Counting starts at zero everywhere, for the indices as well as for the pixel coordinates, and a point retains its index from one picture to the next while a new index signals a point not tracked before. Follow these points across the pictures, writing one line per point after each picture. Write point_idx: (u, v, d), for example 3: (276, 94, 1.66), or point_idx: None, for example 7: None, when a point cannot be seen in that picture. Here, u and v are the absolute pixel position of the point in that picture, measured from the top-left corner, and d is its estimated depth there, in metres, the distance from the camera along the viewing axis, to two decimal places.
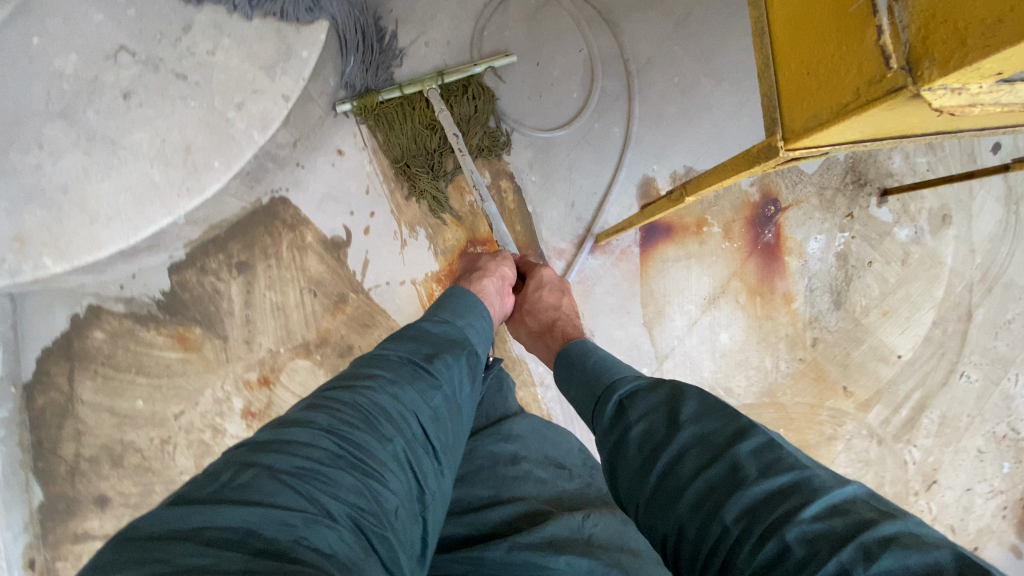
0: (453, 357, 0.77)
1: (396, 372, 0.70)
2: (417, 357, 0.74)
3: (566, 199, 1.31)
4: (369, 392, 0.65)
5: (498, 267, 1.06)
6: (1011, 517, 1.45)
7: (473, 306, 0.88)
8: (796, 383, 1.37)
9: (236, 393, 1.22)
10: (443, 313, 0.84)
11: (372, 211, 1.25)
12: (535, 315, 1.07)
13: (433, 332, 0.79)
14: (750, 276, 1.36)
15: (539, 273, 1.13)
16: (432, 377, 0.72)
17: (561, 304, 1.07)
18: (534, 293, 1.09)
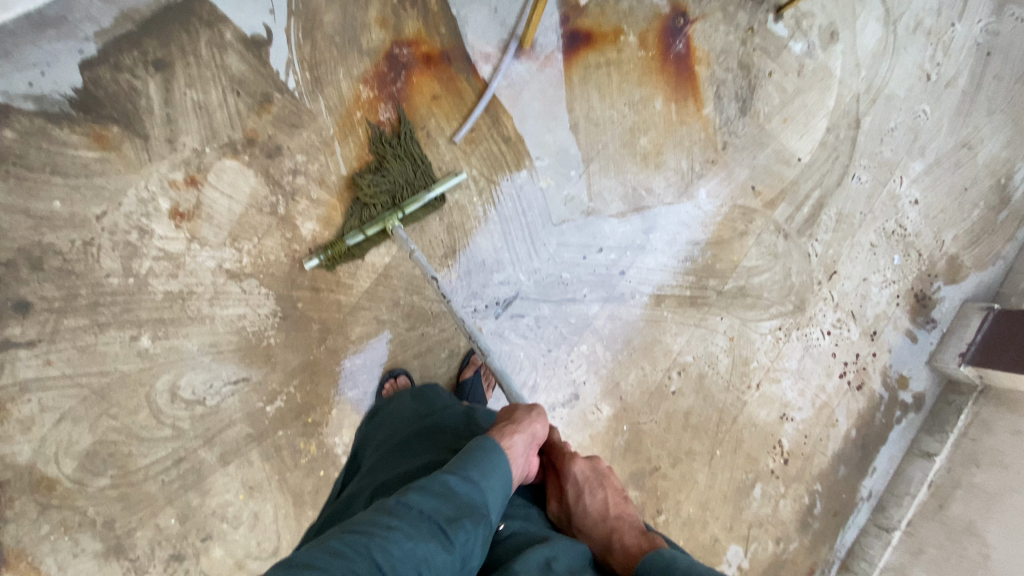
0: (472, 524, 0.73)
1: (415, 529, 0.70)
2: (437, 517, 0.72)
3: (489, 3, 1.35)
4: (383, 543, 0.66)
5: (532, 427, 0.91)
6: (904, 304, 1.62)
7: (499, 459, 0.81)
8: (711, 184, 1.49)
9: (162, 193, 1.20)
10: (470, 468, 0.78)
11: (294, 11, 1.25)
12: (591, 522, 0.90)
13: (457, 494, 0.75)
14: (664, 85, 1.46)
15: (572, 469, 0.97)
16: (446, 543, 0.70)
17: (610, 507, 0.92)
18: (587, 502, 0.92)
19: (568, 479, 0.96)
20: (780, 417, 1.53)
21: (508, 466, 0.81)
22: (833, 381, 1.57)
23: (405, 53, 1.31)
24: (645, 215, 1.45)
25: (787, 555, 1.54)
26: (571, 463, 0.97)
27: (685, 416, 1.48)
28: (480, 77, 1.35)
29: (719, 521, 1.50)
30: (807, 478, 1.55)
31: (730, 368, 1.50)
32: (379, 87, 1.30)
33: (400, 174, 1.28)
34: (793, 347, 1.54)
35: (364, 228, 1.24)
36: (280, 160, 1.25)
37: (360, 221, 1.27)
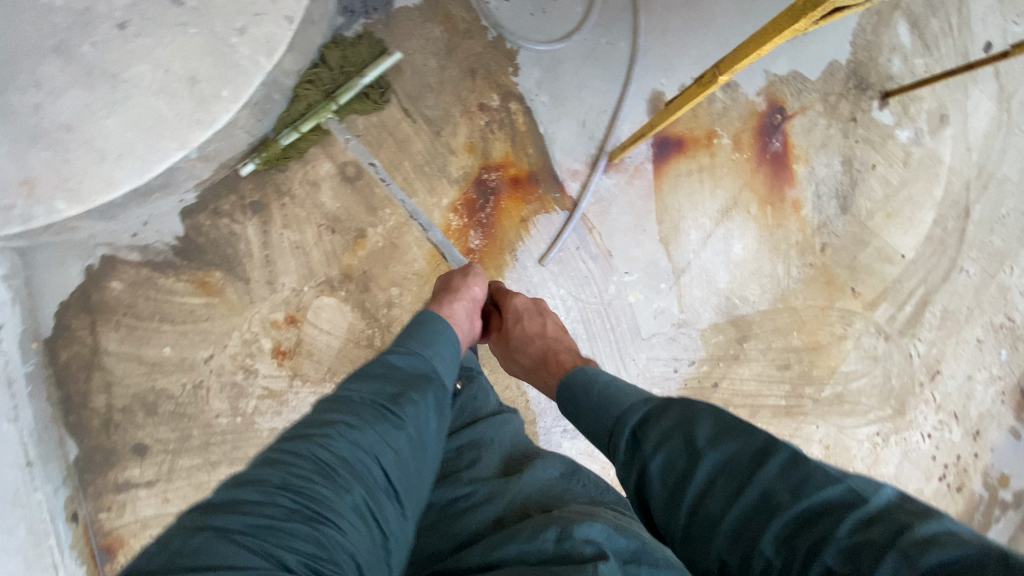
0: (419, 394, 0.80)
1: (365, 416, 0.74)
2: (383, 402, 0.77)
3: (577, 118, 1.31)
4: (327, 442, 0.70)
5: (468, 291, 1.06)
6: (1010, 401, 1.53)
7: (443, 331, 0.90)
8: (807, 288, 1.42)
9: (264, 333, 1.22)
10: (410, 347, 0.86)
11: (384, 142, 1.24)
12: (523, 354, 1.07)
13: (402, 369, 0.82)
14: (760, 186, 1.39)
15: (513, 302, 1.13)
16: (395, 419, 0.76)
17: (545, 330, 1.09)
18: (528, 351, 1.06)
19: (510, 308, 1.13)
20: None
21: (453, 335, 0.91)
22: (933, 483, 1.51)
23: (493, 176, 1.28)
24: (737, 323, 1.40)
25: None
26: (513, 296, 1.15)
27: None
28: (567, 194, 1.31)
29: None
30: None
31: None
32: (468, 213, 1.27)
33: (328, 53, 1.17)
34: (892, 451, 1.48)
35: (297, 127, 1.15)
36: (375, 294, 1.25)
37: (286, 121, 1.17)
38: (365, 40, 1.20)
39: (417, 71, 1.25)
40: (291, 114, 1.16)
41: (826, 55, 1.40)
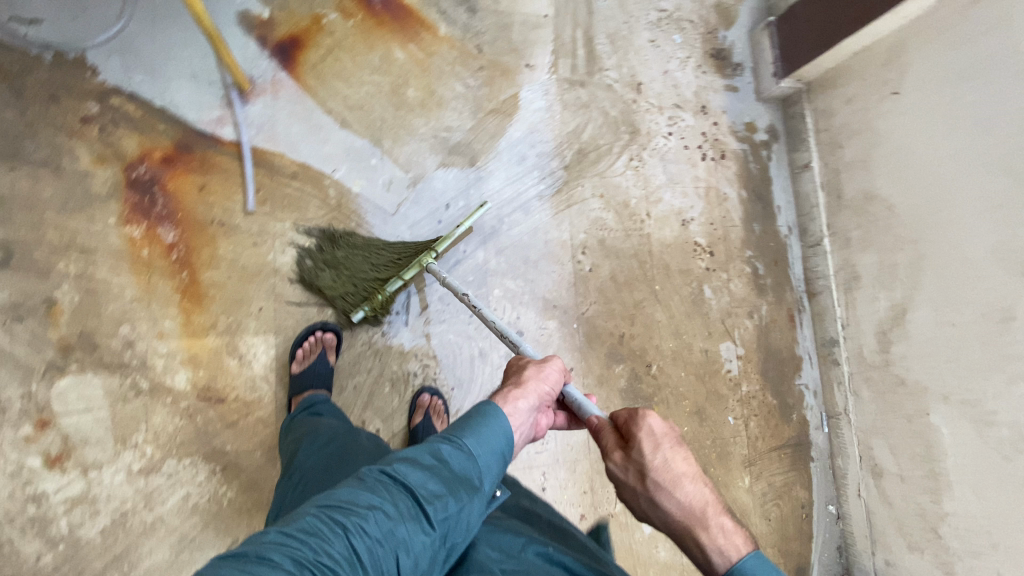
0: (459, 502, 0.70)
1: (399, 505, 0.66)
2: (421, 494, 0.68)
3: (185, 75, 1.28)
4: (357, 525, 0.63)
5: (541, 386, 0.87)
6: (708, 69, 1.73)
7: (502, 433, 0.76)
8: (493, 88, 1.51)
9: (23, 454, 1.10)
10: (470, 438, 0.74)
11: (12, 211, 1.16)
12: (670, 502, 0.80)
13: (453, 466, 0.71)
14: (392, 35, 1.44)
15: (649, 429, 0.84)
16: (427, 522, 0.67)
17: (691, 472, 0.82)
18: (677, 497, 0.80)
19: (637, 433, 0.85)
20: (683, 223, 1.62)
21: (508, 443, 0.77)
22: (700, 166, 1.67)
23: (144, 171, 1.23)
24: (459, 151, 1.46)
25: (764, 320, 1.66)
26: (649, 418, 0.86)
27: (613, 279, 1.54)
28: (226, 141, 1.28)
29: (698, 335, 1.58)
30: (737, 252, 1.66)
31: (618, 218, 1.57)
32: (145, 216, 1.21)
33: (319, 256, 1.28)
34: (652, 164, 1.62)
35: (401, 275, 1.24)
36: (109, 344, 1.17)
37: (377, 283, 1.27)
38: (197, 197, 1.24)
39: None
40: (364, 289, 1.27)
41: None
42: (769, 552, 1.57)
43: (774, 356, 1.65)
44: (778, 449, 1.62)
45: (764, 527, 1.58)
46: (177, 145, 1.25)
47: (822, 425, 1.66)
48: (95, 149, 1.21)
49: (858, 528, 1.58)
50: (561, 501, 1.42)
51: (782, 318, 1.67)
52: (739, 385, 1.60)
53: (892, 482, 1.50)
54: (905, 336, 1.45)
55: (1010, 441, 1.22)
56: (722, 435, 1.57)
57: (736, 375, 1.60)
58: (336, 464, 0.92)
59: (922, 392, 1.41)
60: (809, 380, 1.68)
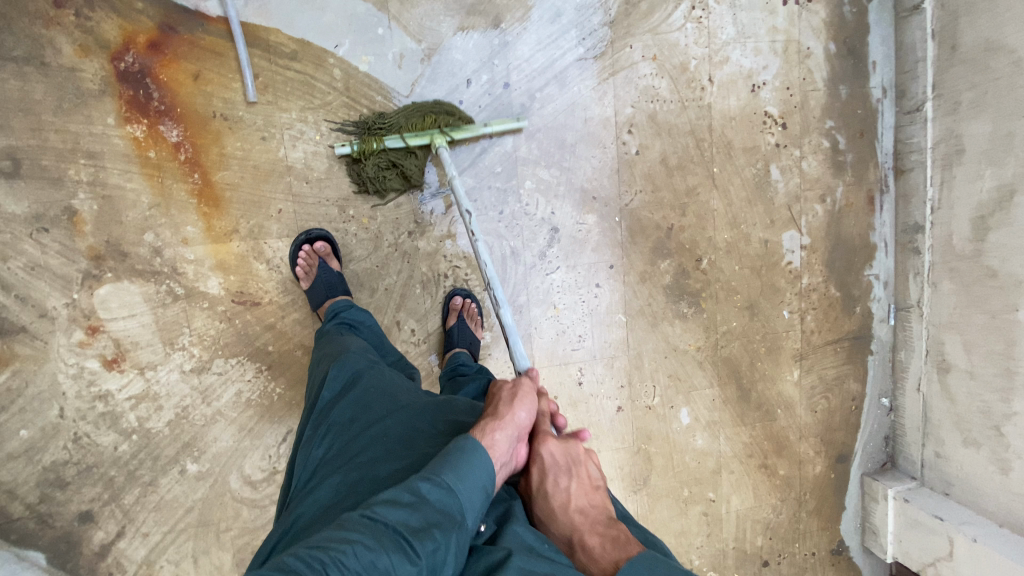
0: (444, 532, 0.63)
1: (379, 542, 0.60)
2: (403, 529, 0.62)
3: None
4: (342, 561, 0.57)
5: (510, 419, 0.76)
6: None
7: (480, 463, 0.69)
8: None
9: (83, 358, 1.16)
10: (454, 472, 0.67)
11: (11, 114, 1.09)
12: (549, 533, 0.74)
13: (434, 500, 0.65)
14: None
15: (539, 455, 0.78)
16: (411, 557, 0.60)
17: (575, 500, 0.75)
18: (558, 531, 0.73)
19: (531, 458, 0.79)
20: (752, 90, 1.36)
21: (489, 473, 0.69)
22: (780, 13, 1.35)
23: (132, 61, 1.10)
24: (480, 10, 1.22)
25: (838, 205, 1.45)
26: (540, 443, 0.78)
27: (663, 162, 1.35)
28: (213, 18, 1.11)
29: (758, 224, 1.41)
30: (814, 123, 1.41)
31: (673, 87, 1.33)
32: (143, 113, 1.12)
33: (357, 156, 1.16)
34: (719, 13, 1.32)
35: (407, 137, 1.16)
36: (136, 251, 1.15)
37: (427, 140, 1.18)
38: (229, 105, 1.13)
39: None
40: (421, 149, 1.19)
41: None
42: (810, 441, 1.55)
43: (844, 244, 1.47)
44: (834, 343, 1.52)
45: (809, 419, 1.54)
46: (160, 25, 1.10)
47: (888, 318, 1.53)
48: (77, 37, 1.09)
49: (912, 420, 1.52)
50: (598, 395, 1.41)
51: (859, 201, 1.46)
52: (800, 277, 1.46)
53: (958, 378, 1.39)
54: (1009, 222, 1.23)
55: None
56: (774, 330, 1.47)
57: (797, 266, 1.45)
58: (364, 430, 0.80)
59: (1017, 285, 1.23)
60: (880, 270, 1.50)
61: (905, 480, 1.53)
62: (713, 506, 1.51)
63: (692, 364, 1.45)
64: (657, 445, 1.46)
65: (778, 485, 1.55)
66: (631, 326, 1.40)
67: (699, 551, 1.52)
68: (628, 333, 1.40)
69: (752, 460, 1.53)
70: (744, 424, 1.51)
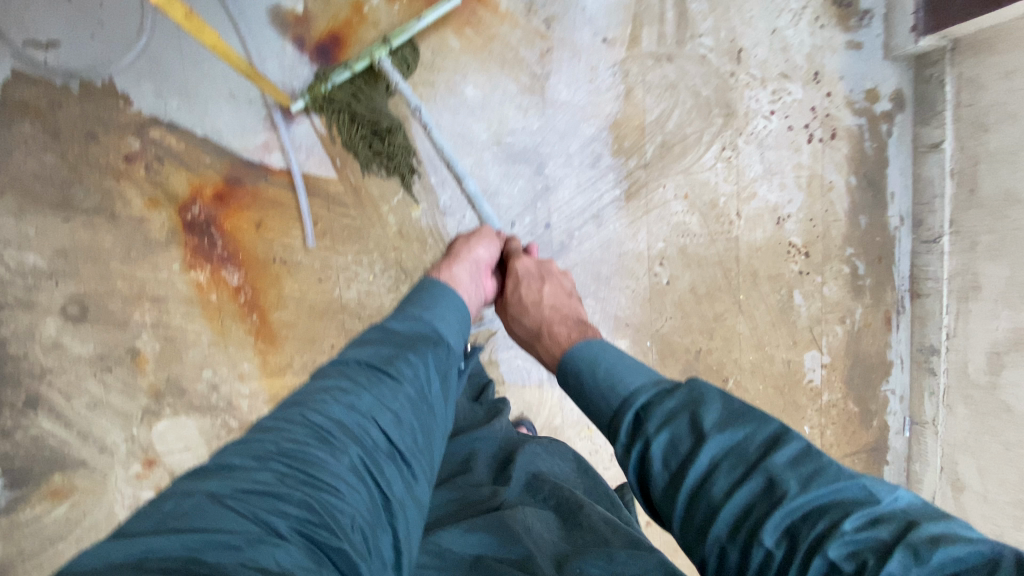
0: (413, 358, 0.83)
1: (357, 380, 0.77)
2: (376, 361, 0.81)
3: (222, 95, 1.14)
4: (322, 409, 0.72)
5: (472, 254, 1.08)
6: (827, 22, 1.40)
7: (441, 296, 0.96)
8: (563, 76, 1.28)
9: (138, 489, 1.20)
10: (407, 312, 0.92)
11: (79, 261, 1.13)
12: (521, 323, 1.04)
13: (400, 330, 0.88)
14: (445, 19, 1.22)
15: (515, 270, 1.11)
16: (389, 380, 0.79)
17: (543, 298, 1.04)
18: (525, 322, 1.03)
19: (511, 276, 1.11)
20: (777, 222, 1.43)
21: (458, 298, 0.98)
22: (805, 150, 1.42)
23: (197, 211, 1.15)
24: (524, 158, 1.30)
25: (857, 325, 1.51)
26: (517, 262, 1.11)
27: (693, 291, 1.41)
28: (276, 170, 1.17)
29: (781, 346, 1.47)
30: (835, 249, 1.47)
31: (704, 221, 1.39)
32: (207, 259, 1.17)
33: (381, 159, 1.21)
34: (747, 153, 1.39)
35: (353, 65, 1.16)
36: (195, 388, 1.20)
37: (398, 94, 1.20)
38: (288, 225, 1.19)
39: (42, 175, 1.10)
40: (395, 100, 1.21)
41: None
42: None
43: (862, 362, 1.53)
44: (852, 455, 1.57)
45: None
46: (226, 178, 1.15)
47: (904, 431, 1.58)
48: (144, 189, 1.13)
49: None
50: None
51: (877, 321, 1.52)
52: (820, 394, 1.52)
53: (971, 499, 1.45)
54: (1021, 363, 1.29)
55: None
56: None
57: (817, 384, 1.51)
58: None
59: None
60: (896, 386, 1.57)
61: None
62: None
63: None
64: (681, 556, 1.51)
65: None
66: None
67: None
68: None
69: None
70: None
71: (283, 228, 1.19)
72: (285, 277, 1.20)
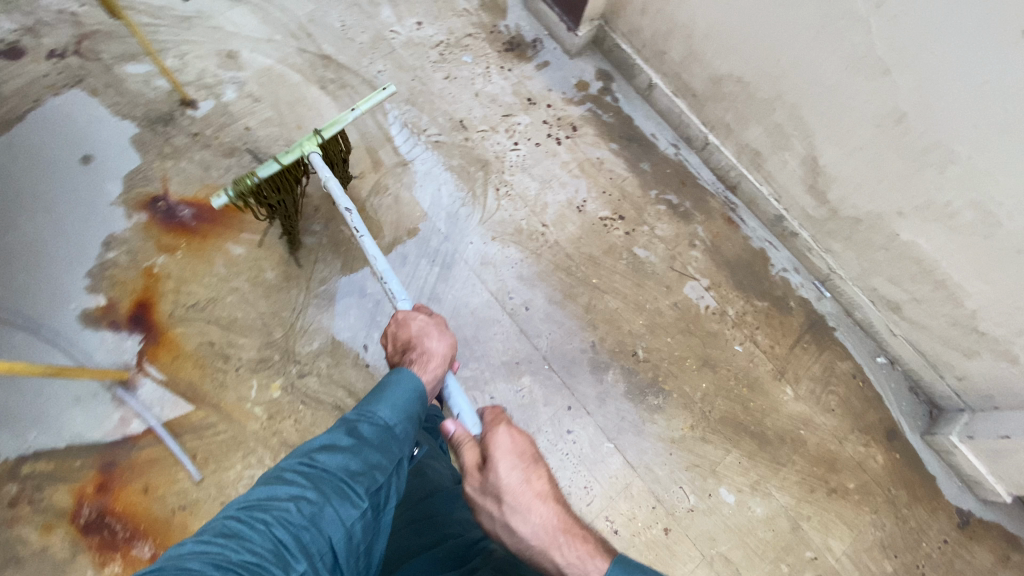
0: (383, 470, 0.77)
1: (322, 488, 0.72)
2: (345, 475, 0.74)
3: (70, 404, 1.27)
4: (282, 518, 0.67)
5: (434, 356, 0.98)
6: (512, 65, 1.70)
7: (407, 393, 0.86)
8: (338, 220, 1.48)
9: None
10: (384, 408, 0.83)
11: None
12: (526, 525, 0.78)
13: (369, 438, 0.79)
14: (222, 236, 1.41)
15: (499, 447, 0.84)
16: (354, 498, 0.73)
17: (542, 482, 0.83)
18: (533, 521, 0.79)
19: (493, 451, 0.84)
20: (580, 210, 1.57)
21: (424, 398, 0.88)
22: (561, 150, 1.63)
23: (88, 510, 1.19)
24: (345, 292, 1.41)
25: (708, 241, 1.61)
26: (500, 434, 0.86)
27: (553, 300, 1.49)
28: (139, 434, 1.26)
29: (659, 296, 1.54)
30: (643, 199, 1.61)
31: (522, 246, 1.52)
32: (113, 548, 1.17)
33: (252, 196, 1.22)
34: (519, 180, 1.58)
35: (279, 159, 1.22)
36: None
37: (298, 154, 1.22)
38: (170, 469, 1.24)
39: None
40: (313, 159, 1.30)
41: (120, 141, 1.45)
42: (852, 439, 1.50)
43: (737, 265, 1.60)
44: (798, 343, 1.56)
45: (833, 420, 1.51)
46: (101, 467, 1.23)
47: (821, 294, 1.61)
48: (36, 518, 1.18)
49: (914, 362, 1.52)
50: (639, 528, 1.35)
51: (721, 228, 1.63)
52: (725, 312, 1.56)
53: (913, 308, 1.43)
54: (832, 180, 1.38)
55: (979, 220, 1.15)
56: (739, 367, 1.52)
57: (716, 305, 1.56)
58: None
59: (880, 219, 1.34)
60: (783, 264, 1.63)
61: (957, 417, 1.47)
62: (820, 562, 1.39)
63: (697, 443, 1.44)
64: (725, 541, 1.38)
65: (860, 500, 1.45)
66: (622, 446, 1.41)
67: None
68: (624, 453, 1.41)
69: (818, 493, 1.45)
70: (784, 466, 1.46)
71: (166, 475, 1.23)
72: (191, 518, 1.21)
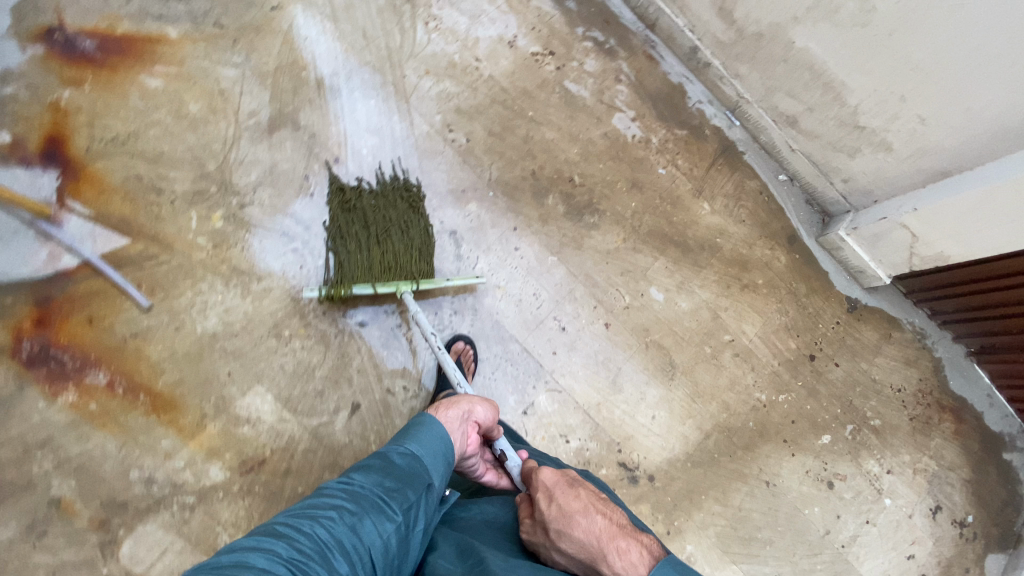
0: (414, 492, 0.83)
1: (359, 503, 0.77)
2: (382, 495, 0.80)
3: None
4: (327, 524, 0.72)
5: (469, 406, 1.03)
6: None
7: (437, 433, 0.93)
8: (260, 50, 1.40)
9: None
10: (410, 442, 0.90)
11: None
12: (571, 542, 0.87)
13: (397, 467, 0.85)
14: (132, 69, 1.32)
15: (539, 483, 0.98)
16: (388, 512, 0.78)
17: (585, 504, 0.92)
18: (576, 536, 0.87)
19: (537, 492, 0.97)
20: (511, 46, 1.61)
21: (442, 432, 0.94)
22: None
23: (30, 345, 1.17)
24: (277, 125, 1.38)
25: (633, 76, 1.71)
26: (539, 475, 0.99)
27: (491, 133, 1.55)
28: (71, 269, 1.21)
29: (589, 126, 1.64)
30: (570, 36, 1.67)
31: (456, 81, 1.55)
32: (66, 379, 1.17)
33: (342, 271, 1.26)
34: (448, 15, 1.58)
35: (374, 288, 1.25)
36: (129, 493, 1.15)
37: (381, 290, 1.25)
38: (112, 301, 1.21)
39: None
40: (397, 232, 1.31)
41: None
42: (760, 244, 1.71)
43: (658, 97, 1.72)
44: (713, 165, 1.73)
45: (744, 229, 1.71)
46: (34, 303, 1.18)
47: (733, 122, 1.77)
48: None
49: (809, 175, 1.73)
50: (583, 327, 1.51)
51: (643, 63, 1.72)
52: (649, 140, 1.68)
53: (807, 119, 1.62)
54: None
55: (857, 11, 1.32)
56: (664, 187, 1.67)
57: (641, 135, 1.68)
58: None
59: (779, 29, 1.48)
60: (700, 96, 1.76)
61: (844, 217, 1.70)
62: (736, 343, 1.62)
63: (630, 253, 1.59)
64: (657, 331, 1.56)
65: (767, 293, 1.69)
66: (564, 259, 1.53)
67: (758, 386, 1.61)
68: (567, 265, 1.53)
69: (732, 288, 1.66)
70: (704, 268, 1.65)
71: (110, 308, 1.21)
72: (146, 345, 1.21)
